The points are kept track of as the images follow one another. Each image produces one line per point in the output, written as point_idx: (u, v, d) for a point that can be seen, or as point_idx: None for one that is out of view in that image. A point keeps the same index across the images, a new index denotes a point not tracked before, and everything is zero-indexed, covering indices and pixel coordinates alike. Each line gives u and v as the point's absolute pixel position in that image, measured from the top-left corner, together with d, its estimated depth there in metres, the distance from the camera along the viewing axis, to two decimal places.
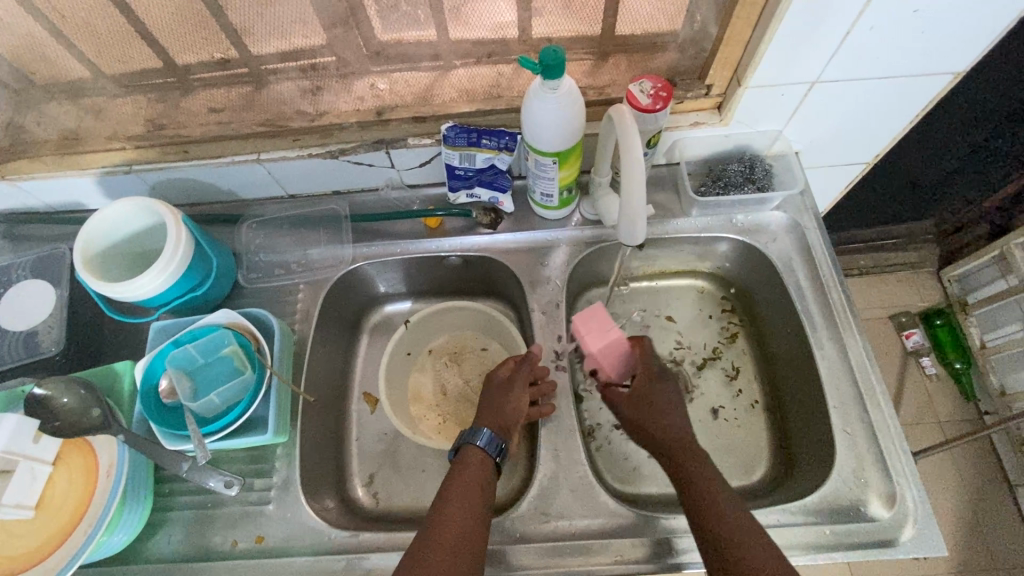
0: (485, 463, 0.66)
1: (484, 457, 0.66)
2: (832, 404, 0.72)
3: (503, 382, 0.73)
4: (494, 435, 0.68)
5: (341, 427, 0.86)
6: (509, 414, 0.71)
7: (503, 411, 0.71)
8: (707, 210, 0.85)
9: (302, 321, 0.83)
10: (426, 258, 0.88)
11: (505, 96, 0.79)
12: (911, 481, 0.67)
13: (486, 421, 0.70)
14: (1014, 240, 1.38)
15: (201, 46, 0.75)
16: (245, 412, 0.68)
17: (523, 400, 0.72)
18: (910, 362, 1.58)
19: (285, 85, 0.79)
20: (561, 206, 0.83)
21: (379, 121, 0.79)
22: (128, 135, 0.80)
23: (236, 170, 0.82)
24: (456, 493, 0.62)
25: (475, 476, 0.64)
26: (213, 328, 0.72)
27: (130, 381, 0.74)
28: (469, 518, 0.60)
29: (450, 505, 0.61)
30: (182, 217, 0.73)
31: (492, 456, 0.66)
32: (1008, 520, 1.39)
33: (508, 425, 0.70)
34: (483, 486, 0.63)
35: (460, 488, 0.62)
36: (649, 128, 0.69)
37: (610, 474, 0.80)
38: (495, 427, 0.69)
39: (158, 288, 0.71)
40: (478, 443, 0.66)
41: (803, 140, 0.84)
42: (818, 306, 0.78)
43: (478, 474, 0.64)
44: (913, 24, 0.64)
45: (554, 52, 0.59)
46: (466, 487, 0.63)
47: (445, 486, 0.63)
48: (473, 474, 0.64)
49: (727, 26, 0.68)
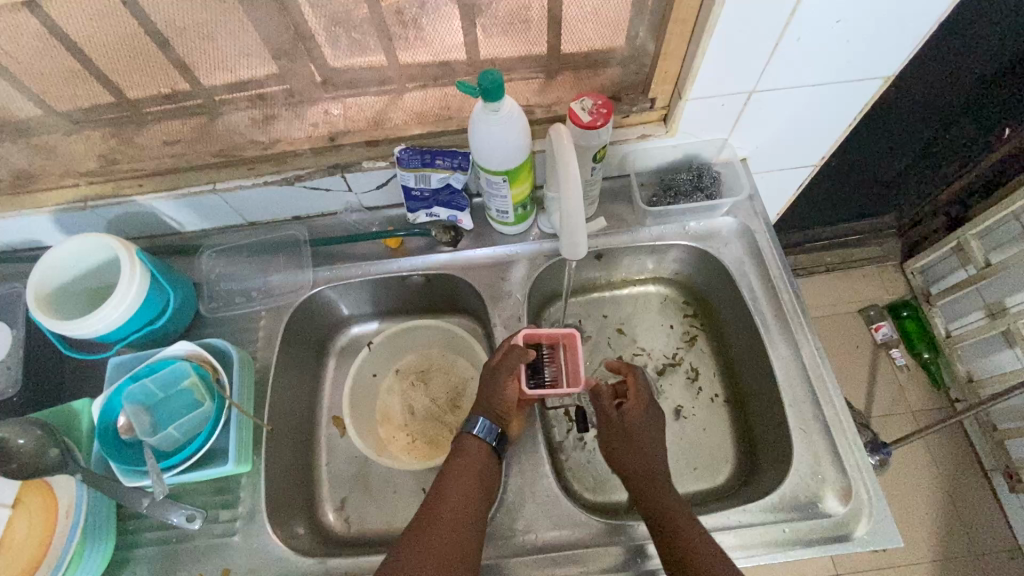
0: (483, 451, 0.70)
1: (481, 443, 0.70)
2: (788, 402, 0.74)
3: (493, 369, 0.74)
4: (490, 422, 0.71)
5: (310, 453, 0.86)
6: (500, 404, 0.72)
7: (494, 399, 0.72)
8: (660, 219, 0.87)
9: (265, 348, 0.83)
10: (388, 279, 0.89)
11: (456, 117, 0.81)
12: (865, 472, 0.69)
13: (480, 409, 0.72)
14: (969, 231, 1.42)
15: (146, 83, 0.72)
16: (204, 444, 0.68)
17: (514, 387, 0.72)
18: (881, 355, 1.61)
19: (238, 115, 0.79)
20: (517, 222, 0.84)
21: (332, 147, 0.80)
22: (81, 171, 0.80)
23: (193, 201, 0.84)
24: (456, 480, 0.66)
25: (474, 463, 0.68)
26: (171, 362, 0.71)
27: (89, 420, 0.72)
28: (465, 500, 0.65)
29: (446, 488, 0.66)
30: (136, 251, 0.73)
31: (488, 443, 0.70)
32: (984, 505, 1.41)
33: (503, 412, 0.72)
34: (478, 471, 0.68)
35: (458, 474, 0.67)
36: (594, 144, 0.71)
37: (579, 485, 0.81)
38: (489, 414, 0.72)
39: (113, 323, 0.71)
40: (474, 432, 0.70)
41: (748, 147, 0.87)
42: (771, 307, 0.81)
43: (476, 459, 0.69)
44: (837, 33, 0.67)
45: (492, 77, 0.61)
46: (465, 473, 0.67)
47: (444, 470, 0.68)
48: (471, 462, 0.68)
49: (663, 42, 0.71)
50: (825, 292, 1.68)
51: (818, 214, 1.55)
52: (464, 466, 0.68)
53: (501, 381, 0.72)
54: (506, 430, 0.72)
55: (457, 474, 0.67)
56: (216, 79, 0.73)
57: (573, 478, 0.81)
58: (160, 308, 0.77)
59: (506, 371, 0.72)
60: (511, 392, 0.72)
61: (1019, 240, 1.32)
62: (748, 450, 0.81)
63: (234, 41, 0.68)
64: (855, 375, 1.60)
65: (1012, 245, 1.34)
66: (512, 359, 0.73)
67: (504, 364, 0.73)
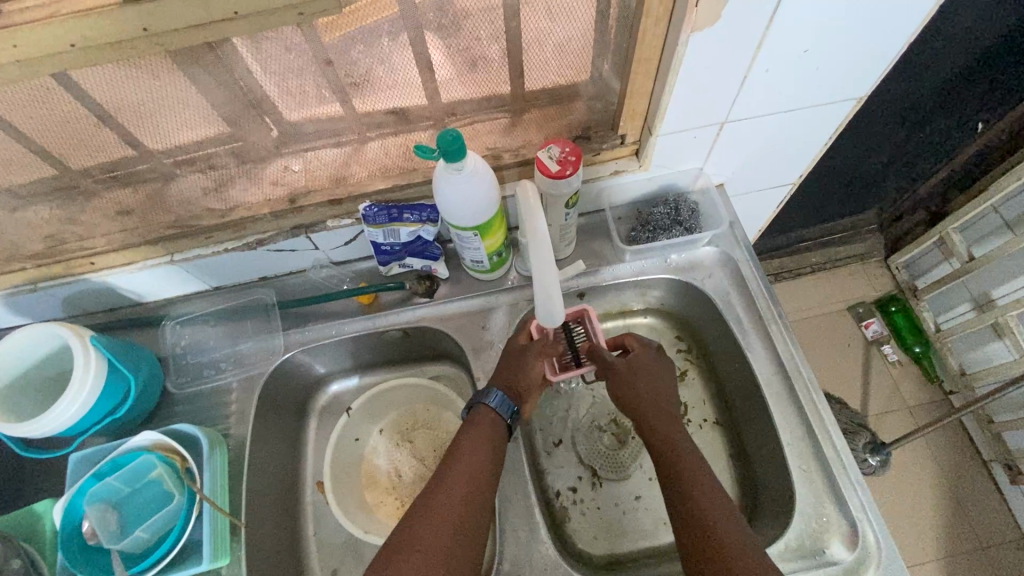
0: (496, 425, 0.68)
1: (495, 417, 0.69)
2: (785, 440, 0.72)
3: (517, 350, 0.74)
4: (505, 396, 0.70)
5: (296, 524, 0.82)
6: (523, 381, 0.72)
7: (517, 376, 0.72)
8: (640, 254, 0.85)
9: (238, 423, 0.79)
10: (363, 336, 0.86)
11: (421, 168, 0.78)
12: (870, 513, 0.67)
13: (498, 383, 0.71)
14: (950, 225, 1.42)
15: (84, 164, 0.66)
16: (178, 540, 0.64)
17: (541, 367, 0.73)
18: (872, 352, 1.60)
19: (187, 185, 0.73)
20: (493, 268, 0.81)
21: (294, 209, 0.77)
22: (27, 253, 0.76)
23: (151, 273, 0.80)
24: (468, 450, 0.65)
25: (486, 436, 0.67)
26: (137, 454, 0.67)
27: (52, 523, 0.67)
28: (479, 471, 0.63)
29: (462, 455, 0.64)
30: (90, 338, 0.69)
31: (503, 417, 0.69)
32: (989, 498, 1.40)
33: (523, 390, 0.72)
34: (492, 443, 0.66)
35: (473, 444, 0.65)
36: (565, 192, 0.68)
37: (579, 538, 0.78)
38: (507, 391, 0.71)
39: (73, 417, 0.67)
40: (490, 403, 0.69)
41: (723, 174, 0.84)
42: (761, 340, 0.78)
43: (489, 432, 0.67)
44: (806, 62, 0.65)
45: (450, 138, 0.58)
46: (479, 445, 0.66)
47: (458, 438, 0.67)
48: (484, 436, 0.67)
49: (628, 81, 0.68)
50: (812, 293, 1.67)
51: (800, 217, 1.53)
52: (479, 436, 0.66)
53: (529, 360, 0.72)
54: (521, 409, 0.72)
55: (471, 444, 0.65)
56: (159, 152, 0.67)
57: (572, 531, 0.79)
58: (121, 395, 0.74)
59: (533, 354, 0.73)
60: (537, 371, 0.73)
61: (1000, 233, 1.31)
62: (749, 487, 0.79)
63: (174, 116, 0.62)
64: (849, 375, 1.58)
65: (995, 237, 1.33)
66: (541, 343, 0.74)
67: (531, 346, 0.73)
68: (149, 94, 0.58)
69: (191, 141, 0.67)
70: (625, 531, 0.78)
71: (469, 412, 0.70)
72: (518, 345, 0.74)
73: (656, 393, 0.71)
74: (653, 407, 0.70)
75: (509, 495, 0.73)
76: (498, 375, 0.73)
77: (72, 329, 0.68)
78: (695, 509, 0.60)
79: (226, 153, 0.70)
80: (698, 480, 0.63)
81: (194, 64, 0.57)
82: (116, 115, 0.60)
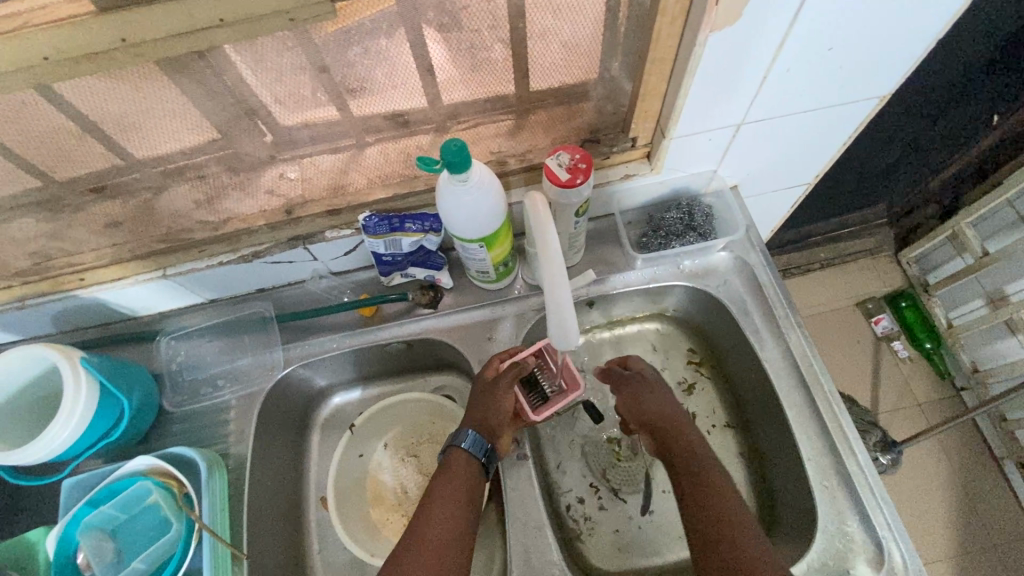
0: (471, 466, 0.67)
1: (471, 458, 0.68)
2: (806, 455, 0.69)
3: (489, 383, 0.72)
4: (479, 436, 0.68)
5: (300, 543, 0.80)
6: (494, 418, 0.70)
7: (487, 411, 0.70)
8: (651, 260, 0.82)
9: (238, 441, 0.76)
10: (365, 349, 0.83)
11: (422, 175, 0.75)
12: (897, 532, 0.64)
13: (472, 422, 0.70)
14: (964, 220, 1.38)
15: (68, 179, 0.63)
16: (178, 569, 0.62)
17: (509, 401, 0.71)
18: (882, 348, 1.58)
19: (178, 197, 0.70)
20: (499, 278, 0.78)
21: (290, 220, 0.74)
22: (13, 271, 0.73)
23: (144, 288, 0.77)
24: (443, 497, 0.64)
25: (460, 481, 0.66)
26: (133, 480, 0.65)
27: (46, 552, 0.65)
28: (455, 519, 0.63)
29: (437, 503, 0.63)
30: (80, 359, 0.66)
31: (477, 457, 0.68)
32: (1002, 497, 1.38)
33: (495, 427, 0.70)
34: (468, 488, 0.66)
35: (447, 489, 0.65)
36: (575, 201, 0.65)
37: (594, 555, 0.76)
38: (478, 429, 0.69)
39: (64, 443, 0.64)
40: (463, 444, 0.68)
41: (738, 176, 0.81)
42: (780, 352, 0.75)
43: (465, 476, 0.66)
44: (830, 60, 0.61)
45: (455, 147, 0.55)
46: (453, 490, 0.65)
47: (432, 485, 0.66)
48: (459, 481, 0.66)
49: (641, 83, 0.65)
50: (821, 288, 1.64)
51: (808, 213, 1.50)
52: (452, 482, 0.65)
53: (500, 395, 0.71)
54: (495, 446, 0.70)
55: (445, 490, 0.65)
56: (147, 165, 0.64)
57: (586, 548, 0.76)
58: (115, 418, 0.71)
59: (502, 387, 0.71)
60: (505, 406, 0.71)
61: (1015, 228, 1.28)
62: (766, 501, 0.76)
63: (160, 127, 0.59)
64: (858, 371, 1.56)
65: (1009, 232, 1.29)
66: (510, 374, 0.71)
67: (500, 378, 0.72)
68: (134, 105, 0.55)
69: (181, 152, 0.63)
70: (640, 548, 0.76)
71: (444, 454, 0.69)
72: (486, 382, 0.73)
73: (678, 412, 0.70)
74: (677, 422, 0.69)
75: (518, 514, 0.70)
76: (470, 413, 0.71)
77: (60, 350, 0.65)
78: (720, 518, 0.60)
79: (217, 163, 0.67)
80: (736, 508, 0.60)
81: (180, 74, 0.53)
82: (100, 128, 0.57)
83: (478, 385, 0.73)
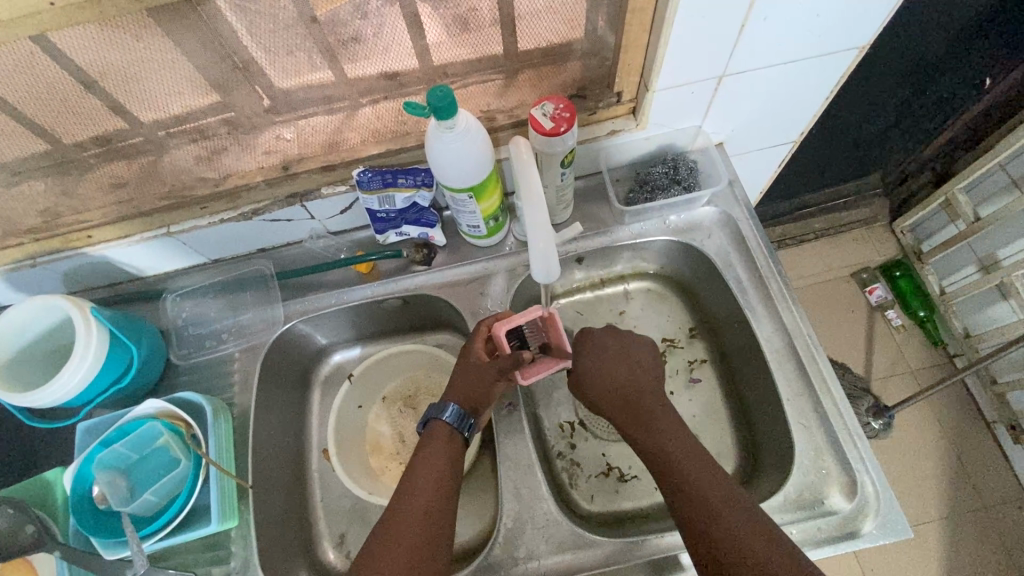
0: (454, 439, 0.69)
1: (453, 432, 0.69)
2: (785, 396, 0.72)
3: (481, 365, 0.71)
4: (461, 409, 0.70)
5: (303, 490, 0.83)
6: (479, 395, 0.71)
7: (479, 390, 0.71)
8: (639, 216, 0.84)
9: (242, 392, 0.80)
10: (365, 305, 0.86)
11: (413, 133, 0.77)
12: (869, 464, 0.68)
13: (457, 396, 0.71)
14: (956, 186, 1.39)
15: (74, 133, 0.65)
16: (186, 504, 0.66)
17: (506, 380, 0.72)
18: (877, 317, 1.58)
19: (179, 156, 0.73)
20: (490, 234, 0.81)
21: (287, 176, 0.76)
22: (23, 228, 0.75)
23: (150, 246, 0.80)
24: (425, 469, 0.65)
25: (443, 452, 0.67)
26: (142, 421, 0.69)
27: (64, 490, 0.69)
28: (435, 491, 0.63)
29: (419, 477, 0.64)
30: (90, 309, 0.70)
31: (459, 432, 0.69)
32: (991, 459, 1.39)
33: (478, 403, 0.71)
34: (450, 457, 0.67)
35: (429, 462, 0.66)
36: (560, 150, 0.68)
37: (585, 499, 0.79)
38: (465, 405, 0.70)
39: (79, 385, 0.68)
40: (445, 418, 0.69)
41: (722, 132, 0.83)
42: (761, 301, 0.78)
43: (448, 447, 0.68)
44: (802, 11, 0.63)
45: (441, 94, 0.57)
46: (437, 462, 0.66)
47: (413, 458, 0.67)
48: (442, 451, 0.67)
49: (624, 35, 0.66)
50: (817, 259, 1.65)
51: (804, 182, 1.50)
52: (432, 455, 0.66)
53: (493, 377, 0.71)
54: (477, 418, 0.71)
55: (427, 461, 0.66)
56: (151, 121, 0.66)
57: (579, 495, 0.79)
58: (125, 365, 0.74)
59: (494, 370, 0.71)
60: (496, 387, 0.72)
61: (1007, 191, 1.29)
62: (748, 446, 0.79)
63: (160, 82, 0.61)
64: (853, 340, 1.57)
65: (1002, 195, 1.30)
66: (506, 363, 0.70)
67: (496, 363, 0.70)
68: (135, 57, 0.57)
69: (181, 109, 0.66)
70: (628, 490, 0.79)
71: (426, 427, 0.70)
72: (478, 357, 0.72)
73: (623, 365, 0.72)
74: (641, 375, 0.72)
75: (510, 455, 0.74)
76: (456, 386, 0.72)
77: (73, 301, 0.69)
78: (665, 459, 0.63)
79: (217, 122, 0.69)
80: (675, 443, 0.64)
81: (177, 24, 0.55)
82: (103, 81, 0.59)
83: (467, 359, 0.73)
